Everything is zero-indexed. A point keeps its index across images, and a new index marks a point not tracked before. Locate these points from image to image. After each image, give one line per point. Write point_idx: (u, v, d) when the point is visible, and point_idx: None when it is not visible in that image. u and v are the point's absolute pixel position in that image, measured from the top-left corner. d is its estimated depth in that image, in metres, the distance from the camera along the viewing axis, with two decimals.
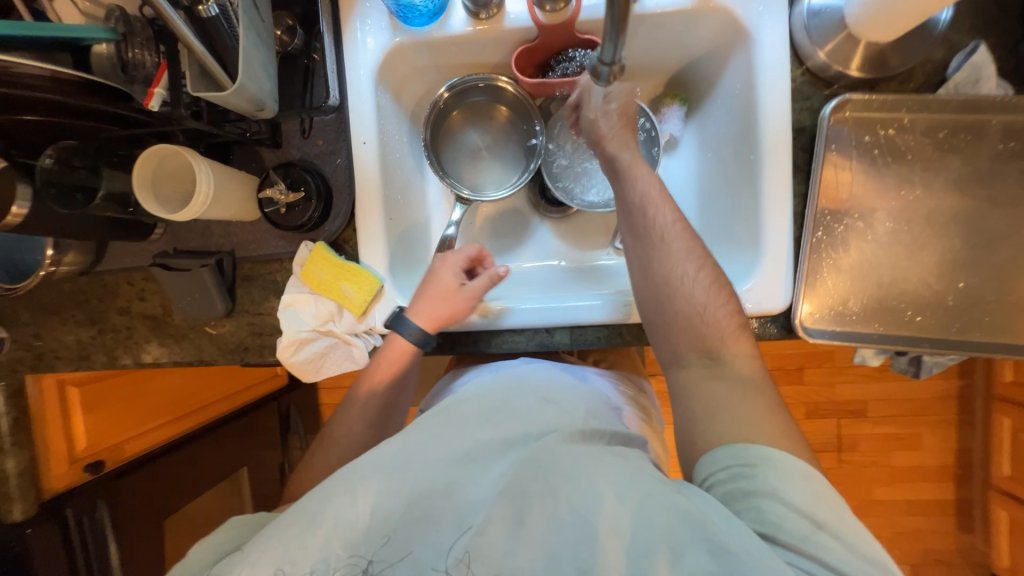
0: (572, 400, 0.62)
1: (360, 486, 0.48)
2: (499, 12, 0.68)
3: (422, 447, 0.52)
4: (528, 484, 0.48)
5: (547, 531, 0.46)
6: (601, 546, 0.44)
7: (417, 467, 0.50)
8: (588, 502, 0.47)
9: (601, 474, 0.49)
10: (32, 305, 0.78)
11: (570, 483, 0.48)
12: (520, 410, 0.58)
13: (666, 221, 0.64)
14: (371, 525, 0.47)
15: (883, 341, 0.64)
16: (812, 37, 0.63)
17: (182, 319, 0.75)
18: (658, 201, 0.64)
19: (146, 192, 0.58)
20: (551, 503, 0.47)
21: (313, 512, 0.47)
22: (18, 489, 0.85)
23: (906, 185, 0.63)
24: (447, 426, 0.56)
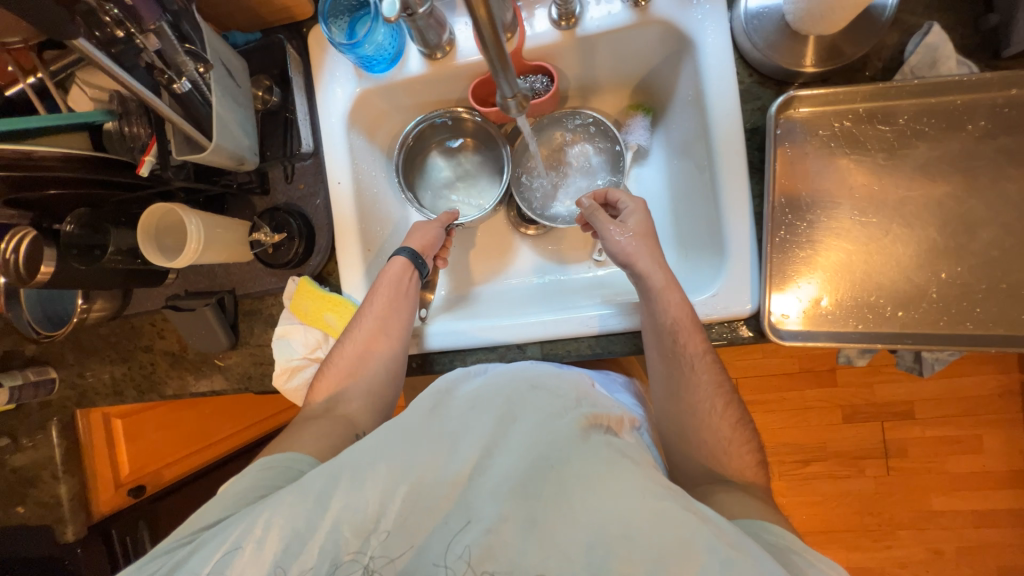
0: (571, 388, 0.61)
1: (369, 476, 0.50)
2: (451, 49, 0.73)
3: (437, 441, 0.54)
4: (541, 487, 0.49)
5: (561, 535, 0.46)
6: (613, 552, 0.44)
7: (428, 461, 0.52)
8: (602, 509, 0.47)
9: (616, 480, 0.48)
10: (76, 347, 0.89)
11: (586, 489, 0.48)
12: (527, 397, 0.58)
13: (696, 352, 0.64)
14: (379, 513, 0.49)
15: (864, 338, 0.61)
16: (753, 40, 0.63)
17: (195, 353, 0.83)
18: (688, 330, 0.64)
19: (149, 244, 0.66)
20: (567, 513, 0.47)
21: (322, 496, 0.50)
22: (70, 511, 0.93)
23: (869, 176, 0.61)
24: (457, 416, 0.57)
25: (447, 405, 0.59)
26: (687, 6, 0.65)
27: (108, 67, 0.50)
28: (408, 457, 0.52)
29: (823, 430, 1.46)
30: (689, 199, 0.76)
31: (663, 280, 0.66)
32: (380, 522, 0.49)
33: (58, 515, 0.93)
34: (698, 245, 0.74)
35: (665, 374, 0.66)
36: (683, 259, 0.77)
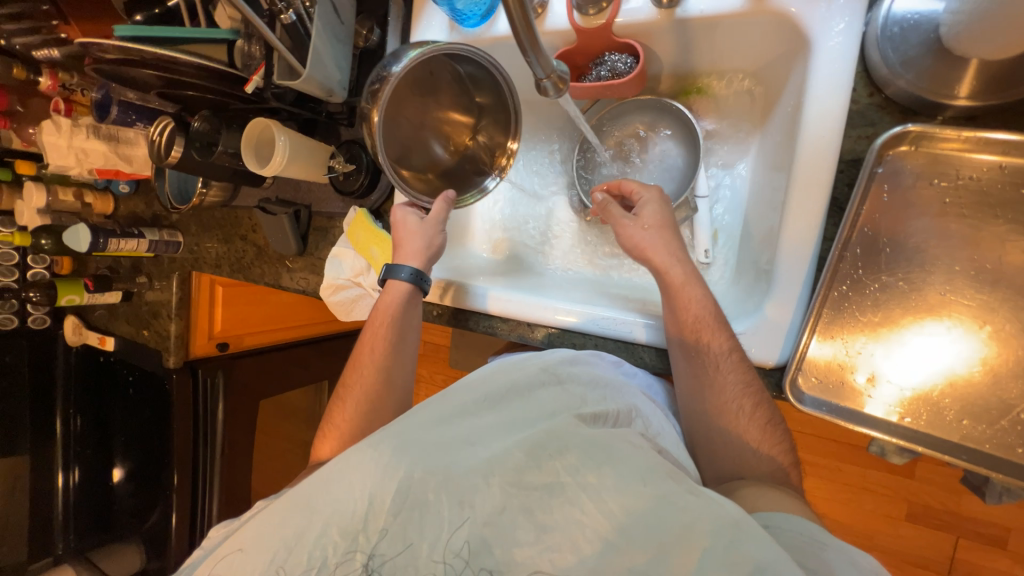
0: (581, 376, 0.64)
1: (357, 475, 0.53)
2: (544, 12, 0.68)
3: (429, 434, 0.57)
4: (538, 475, 0.52)
5: (560, 520, 0.49)
6: (609, 544, 0.47)
7: (421, 452, 0.54)
8: (598, 495, 0.49)
9: (610, 468, 0.50)
10: (198, 222, 1.10)
11: (582, 475, 0.51)
12: (523, 393, 0.62)
13: (721, 351, 0.57)
14: (369, 510, 0.51)
15: (907, 435, 0.52)
16: (884, 53, 0.51)
17: (274, 251, 0.98)
18: (713, 328, 0.58)
19: (248, 151, 0.78)
20: (563, 500, 0.50)
21: (312, 503, 0.52)
22: (175, 345, 1.21)
23: (983, 251, 0.49)
24: (450, 407, 0.61)
25: (449, 398, 0.63)
26: None
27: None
28: (399, 447, 0.55)
29: (876, 518, 1.22)
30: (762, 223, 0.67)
31: (684, 274, 0.61)
32: (373, 515, 0.51)
33: (165, 345, 1.21)
34: (753, 276, 0.66)
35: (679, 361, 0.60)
36: (736, 285, 0.70)
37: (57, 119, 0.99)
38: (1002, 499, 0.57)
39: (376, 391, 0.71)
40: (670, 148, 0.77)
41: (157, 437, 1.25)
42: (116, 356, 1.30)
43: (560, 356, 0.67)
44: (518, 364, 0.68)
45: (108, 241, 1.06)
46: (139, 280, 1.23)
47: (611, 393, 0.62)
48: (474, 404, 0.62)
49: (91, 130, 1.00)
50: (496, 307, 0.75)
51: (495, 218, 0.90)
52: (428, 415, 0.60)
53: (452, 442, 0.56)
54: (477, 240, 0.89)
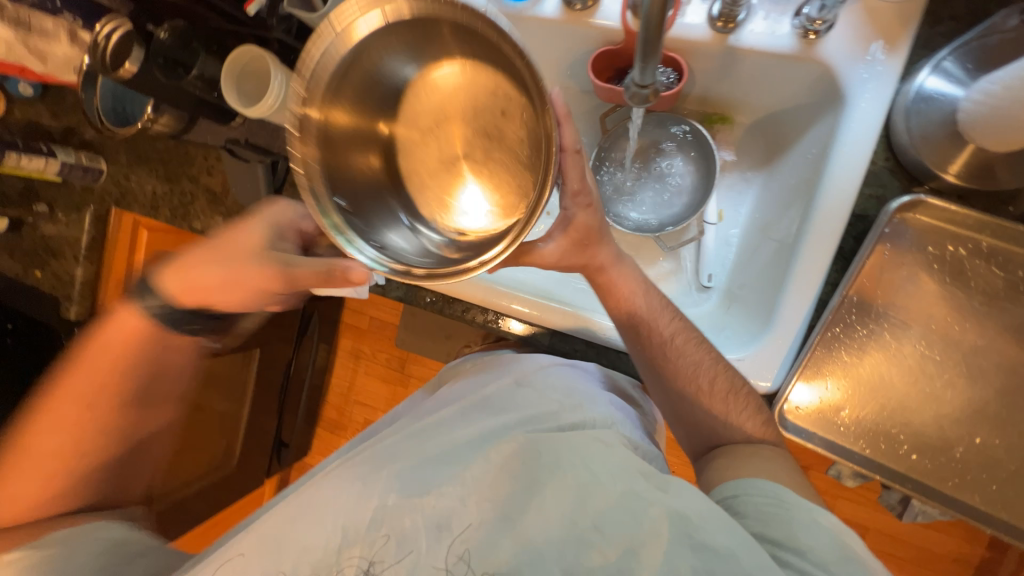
0: (555, 383, 0.64)
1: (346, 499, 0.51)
2: (595, 6, 0.67)
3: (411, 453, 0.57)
4: (513, 483, 0.52)
5: (533, 526, 0.49)
6: (584, 547, 0.48)
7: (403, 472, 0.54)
8: (573, 497, 0.51)
9: (582, 471, 0.53)
10: (131, 151, 0.91)
11: (558, 478, 0.52)
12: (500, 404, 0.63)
13: (666, 332, 0.63)
14: (356, 530, 0.49)
15: (865, 464, 0.59)
16: (908, 123, 0.56)
17: (233, 202, 0.85)
18: (649, 320, 0.63)
19: (228, 82, 0.65)
20: (538, 503, 0.51)
21: (298, 526, 0.50)
22: (79, 292, 1.00)
23: (954, 315, 0.56)
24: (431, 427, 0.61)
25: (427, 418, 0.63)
26: (858, 57, 0.58)
27: None
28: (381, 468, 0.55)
29: None
30: (762, 253, 0.71)
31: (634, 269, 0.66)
32: (345, 551, 0.49)
33: (68, 292, 1.00)
34: (748, 304, 0.70)
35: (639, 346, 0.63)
36: (726, 308, 0.74)
37: None
38: (915, 519, 0.68)
39: None
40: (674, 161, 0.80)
41: None
42: None
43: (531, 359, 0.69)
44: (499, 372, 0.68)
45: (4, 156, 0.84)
46: (37, 209, 1.00)
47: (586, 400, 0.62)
48: (450, 416, 0.63)
49: None
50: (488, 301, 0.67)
51: None
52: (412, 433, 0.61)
53: (426, 454, 0.56)
54: None
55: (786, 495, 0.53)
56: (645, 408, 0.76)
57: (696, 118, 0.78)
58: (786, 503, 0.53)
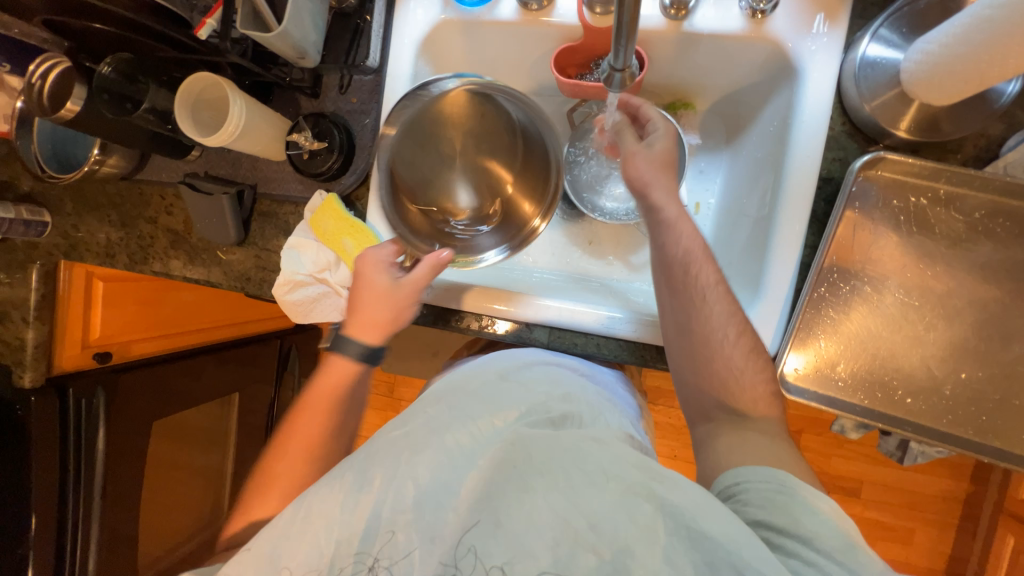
0: (536, 381, 0.62)
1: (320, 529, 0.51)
2: (550, 6, 0.68)
3: (388, 458, 0.55)
4: (505, 481, 0.51)
5: (524, 527, 0.47)
6: (578, 548, 0.45)
7: (384, 491, 0.52)
8: (569, 494, 0.48)
9: (576, 471, 0.49)
10: (78, 198, 0.85)
11: (545, 479, 0.49)
12: (485, 398, 0.60)
13: (707, 281, 0.59)
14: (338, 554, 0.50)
15: (865, 415, 0.61)
16: (860, 89, 0.60)
17: (200, 238, 0.80)
18: (699, 260, 0.60)
19: (184, 113, 0.63)
20: (528, 497, 0.49)
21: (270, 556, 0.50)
22: (32, 357, 0.93)
23: (926, 261, 0.60)
24: (413, 432, 0.57)
25: (410, 417, 0.60)
26: (804, 32, 0.62)
27: None
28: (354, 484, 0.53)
29: None
30: (741, 229, 0.74)
31: (675, 213, 0.62)
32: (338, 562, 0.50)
33: (19, 358, 0.92)
34: (736, 280, 0.72)
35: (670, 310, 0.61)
36: None
37: None
38: (914, 461, 0.71)
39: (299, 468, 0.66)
40: None
41: None
42: None
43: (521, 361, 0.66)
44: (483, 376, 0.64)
45: None
46: None
47: (575, 392, 0.62)
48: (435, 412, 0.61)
49: None
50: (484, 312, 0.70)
51: None
52: (391, 432, 0.58)
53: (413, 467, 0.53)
54: None
55: (789, 478, 0.49)
56: (631, 390, 0.77)
57: (659, 107, 0.81)
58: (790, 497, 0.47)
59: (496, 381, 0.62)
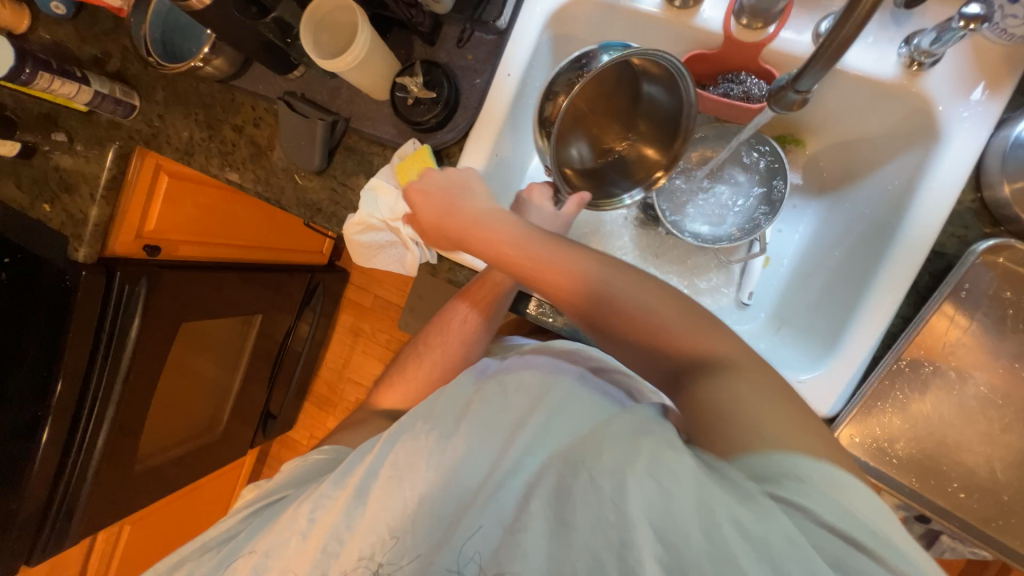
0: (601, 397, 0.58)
1: (405, 476, 0.55)
2: (694, 7, 0.66)
3: (468, 428, 0.57)
4: (570, 471, 0.48)
5: (587, 529, 0.44)
6: (638, 548, 0.41)
7: (467, 460, 0.54)
8: (639, 494, 0.43)
9: (636, 462, 0.44)
10: (169, 90, 0.85)
11: (602, 470, 0.46)
12: (562, 389, 0.59)
13: None
14: (412, 508, 0.53)
15: (912, 498, 0.60)
16: (1005, 167, 0.56)
17: (280, 158, 0.80)
18: None
19: (308, 30, 0.61)
20: (592, 497, 0.45)
21: (354, 490, 0.55)
22: (92, 235, 0.93)
23: (1019, 361, 0.57)
24: (491, 409, 0.58)
25: (492, 391, 0.61)
26: (958, 98, 0.58)
27: None
28: (438, 445, 0.56)
29: None
30: (826, 282, 0.71)
31: None
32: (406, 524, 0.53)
33: (78, 231, 0.93)
34: (806, 331, 0.70)
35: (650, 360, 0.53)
36: (775, 331, 0.75)
37: None
38: (937, 554, 0.69)
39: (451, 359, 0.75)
40: (740, 175, 0.79)
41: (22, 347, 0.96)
42: None
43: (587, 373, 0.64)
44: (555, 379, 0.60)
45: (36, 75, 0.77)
46: (54, 137, 0.92)
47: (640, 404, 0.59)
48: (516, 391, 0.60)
49: None
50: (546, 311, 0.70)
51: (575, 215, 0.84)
52: (473, 407, 0.59)
53: (492, 448, 0.55)
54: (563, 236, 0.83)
55: None
56: None
57: (769, 137, 0.78)
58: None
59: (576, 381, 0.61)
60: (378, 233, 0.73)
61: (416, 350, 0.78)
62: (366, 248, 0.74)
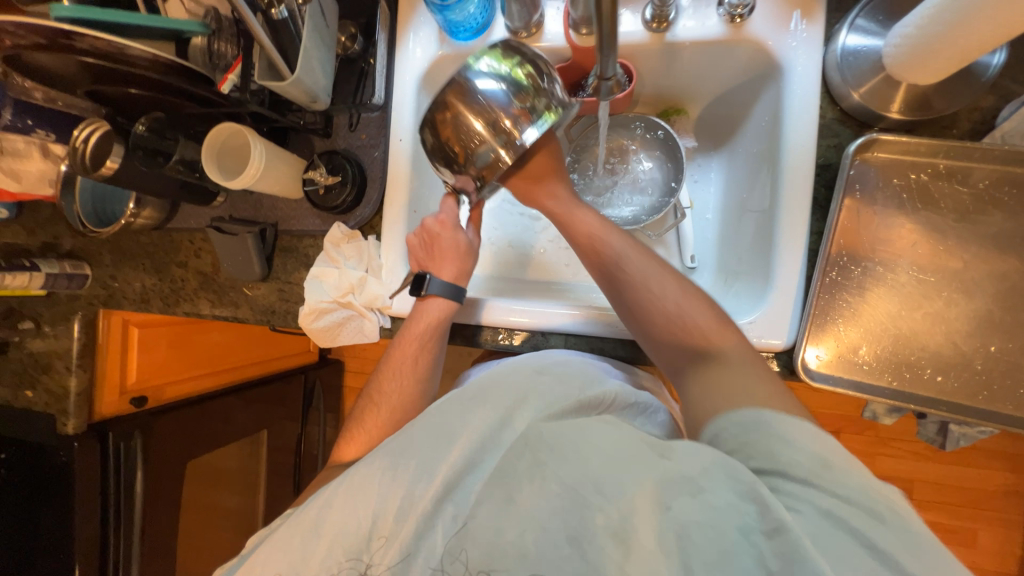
0: (575, 371, 0.59)
1: (360, 497, 0.51)
2: (538, 32, 0.73)
3: (426, 439, 0.54)
4: (533, 470, 0.48)
5: (535, 502, 0.46)
6: (585, 514, 0.44)
7: (421, 471, 0.51)
8: (573, 468, 0.46)
9: (608, 453, 0.46)
10: (114, 251, 0.91)
11: (576, 469, 0.46)
12: (519, 384, 0.56)
13: (670, 296, 0.58)
14: (366, 530, 0.50)
15: (896, 397, 0.60)
16: (846, 78, 0.62)
17: (227, 277, 0.85)
18: (660, 276, 0.60)
19: (210, 161, 0.68)
20: (540, 480, 0.47)
21: (316, 524, 0.52)
22: (75, 404, 0.97)
23: (936, 236, 0.60)
24: (449, 418, 0.55)
25: (450, 401, 0.57)
26: (783, 31, 0.64)
27: None
28: (394, 466, 0.53)
29: None
30: (748, 223, 0.75)
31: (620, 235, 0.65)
32: (375, 537, 0.50)
33: (63, 406, 0.96)
34: (748, 273, 0.73)
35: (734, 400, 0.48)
36: (725, 283, 0.77)
37: None
38: (958, 445, 0.68)
39: (408, 404, 0.73)
40: (640, 153, 0.85)
41: (36, 535, 0.97)
42: None
43: (553, 358, 0.63)
44: (514, 368, 0.60)
45: None
46: (22, 326, 0.97)
47: (596, 376, 0.59)
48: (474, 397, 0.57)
49: None
50: (505, 321, 0.74)
51: (502, 249, 0.90)
52: (428, 420, 0.56)
53: (447, 450, 0.52)
54: (498, 270, 0.89)
55: None
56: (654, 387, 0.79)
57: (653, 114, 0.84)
58: (834, 499, 0.39)
59: (533, 374, 0.58)
60: (338, 309, 0.77)
61: (369, 404, 0.75)
62: (334, 330, 0.77)
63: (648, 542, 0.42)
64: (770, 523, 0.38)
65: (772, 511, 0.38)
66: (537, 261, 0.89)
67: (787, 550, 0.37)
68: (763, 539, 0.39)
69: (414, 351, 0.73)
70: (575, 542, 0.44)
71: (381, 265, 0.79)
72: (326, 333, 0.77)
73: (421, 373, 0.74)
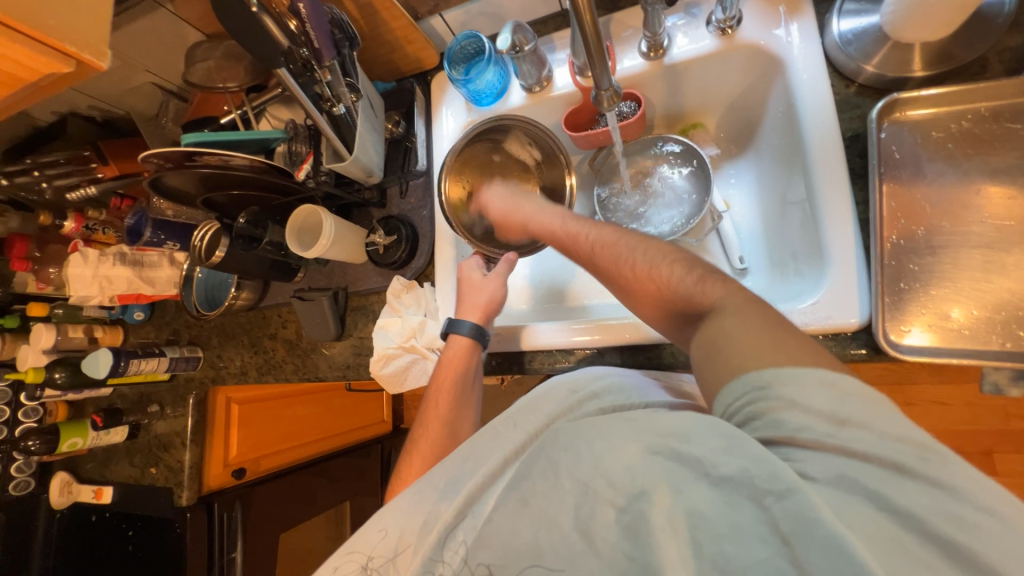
0: (613, 385, 0.58)
1: (388, 520, 0.54)
2: (549, 84, 0.83)
3: (459, 463, 0.57)
4: (538, 469, 0.47)
5: (549, 499, 0.45)
6: (595, 503, 0.42)
7: (444, 490, 0.54)
8: (584, 460, 0.44)
9: (611, 445, 0.45)
10: (220, 332, 1.06)
11: (579, 463, 0.45)
12: (547, 407, 0.57)
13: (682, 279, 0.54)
14: (396, 547, 0.52)
15: (1017, 359, 0.52)
16: (852, 53, 0.63)
17: (308, 341, 0.96)
18: (666, 258, 0.57)
19: (291, 236, 0.81)
20: (552, 477, 0.45)
21: (348, 548, 0.54)
22: (189, 477, 1.06)
23: (1003, 179, 0.56)
24: (482, 444, 0.57)
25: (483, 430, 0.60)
26: (772, 30, 0.69)
27: (293, 89, 0.63)
28: (427, 483, 0.56)
29: None
30: (792, 214, 0.73)
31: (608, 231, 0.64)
32: (400, 552, 0.51)
33: (179, 479, 1.06)
34: (805, 262, 0.69)
35: (732, 344, 0.46)
36: (782, 277, 0.74)
37: (85, 249, 0.98)
38: None
39: (444, 447, 0.73)
40: (664, 168, 0.88)
41: None
42: (112, 509, 1.14)
43: (588, 373, 0.62)
44: (548, 389, 0.60)
45: (129, 363, 1.00)
46: (150, 410, 1.12)
47: (641, 391, 0.57)
48: (504, 422, 0.59)
49: (118, 257, 0.99)
50: (559, 343, 0.75)
51: (545, 280, 0.94)
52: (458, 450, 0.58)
53: (472, 473, 0.54)
54: (543, 300, 0.92)
55: None
56: None
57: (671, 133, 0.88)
58: (850, 460, 0.36)
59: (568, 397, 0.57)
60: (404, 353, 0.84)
61: (409, 450, 0.76)
62: (399, 371, 0.83)
63: (657, 521, 0.38)
64: (780, 483, 0.35)
65: (765, 463, 0.36)
66: (579, 288, 0.91)
67: (796, 514, 0.34)
68: (774, 500, 0.36)
69: (449, 389, 0.75)
70: (583, 532, 0.42)
71: (437, 307, 0.86)
72: (395, 375, 0.83)
73: (452, 415, 0.75)
